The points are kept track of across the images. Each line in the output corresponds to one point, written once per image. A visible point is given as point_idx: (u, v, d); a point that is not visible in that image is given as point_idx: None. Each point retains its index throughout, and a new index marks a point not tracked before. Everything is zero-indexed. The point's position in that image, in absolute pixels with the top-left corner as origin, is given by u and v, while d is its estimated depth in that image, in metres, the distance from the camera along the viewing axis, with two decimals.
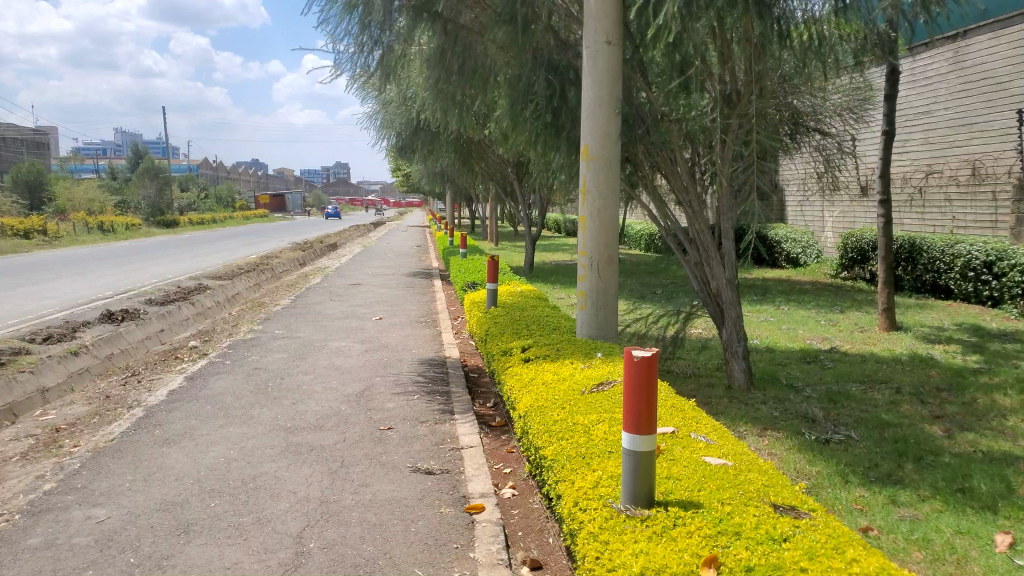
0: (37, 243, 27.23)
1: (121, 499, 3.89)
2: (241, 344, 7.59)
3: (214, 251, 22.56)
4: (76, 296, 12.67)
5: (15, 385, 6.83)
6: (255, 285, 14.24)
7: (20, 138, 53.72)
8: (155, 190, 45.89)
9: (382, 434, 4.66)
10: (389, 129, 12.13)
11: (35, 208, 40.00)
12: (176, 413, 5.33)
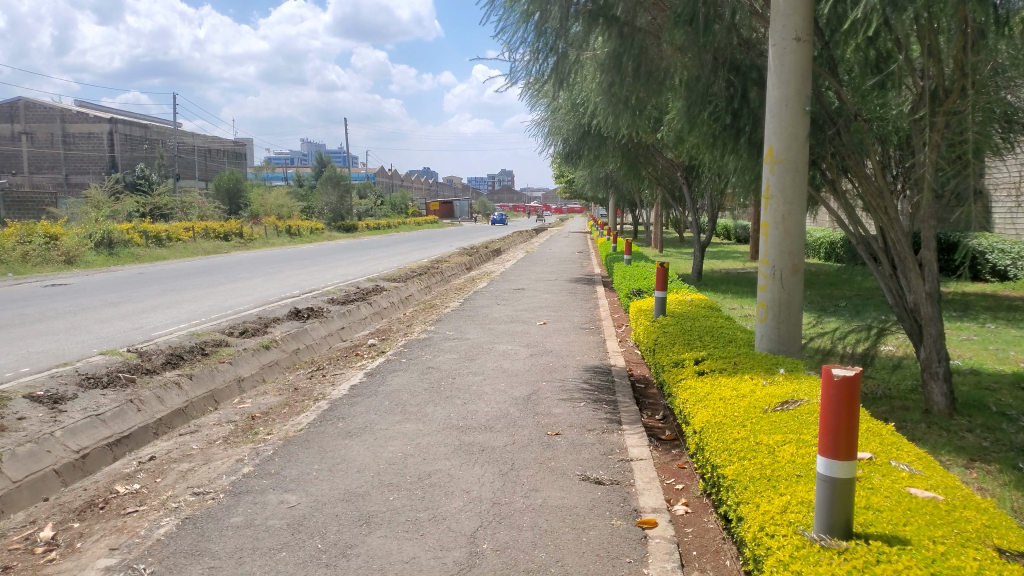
0: (235, 245, 30.00)
1: (310, 487, 4.13)
2: (415, 343, 7.90)
3: (388, 255, 23.81)
4: (269, 294, 13.79)
5: (218, 374, 7.62)
6: (426, 287, 14.85)
7: (223, 150, 59.42)
8: (337, 198, 49.23)
9: (550, 439, 4.65)
10: (557, 135, 12.23)
11: (234, 214, 44.12)
12: (357, 408, 5.62)
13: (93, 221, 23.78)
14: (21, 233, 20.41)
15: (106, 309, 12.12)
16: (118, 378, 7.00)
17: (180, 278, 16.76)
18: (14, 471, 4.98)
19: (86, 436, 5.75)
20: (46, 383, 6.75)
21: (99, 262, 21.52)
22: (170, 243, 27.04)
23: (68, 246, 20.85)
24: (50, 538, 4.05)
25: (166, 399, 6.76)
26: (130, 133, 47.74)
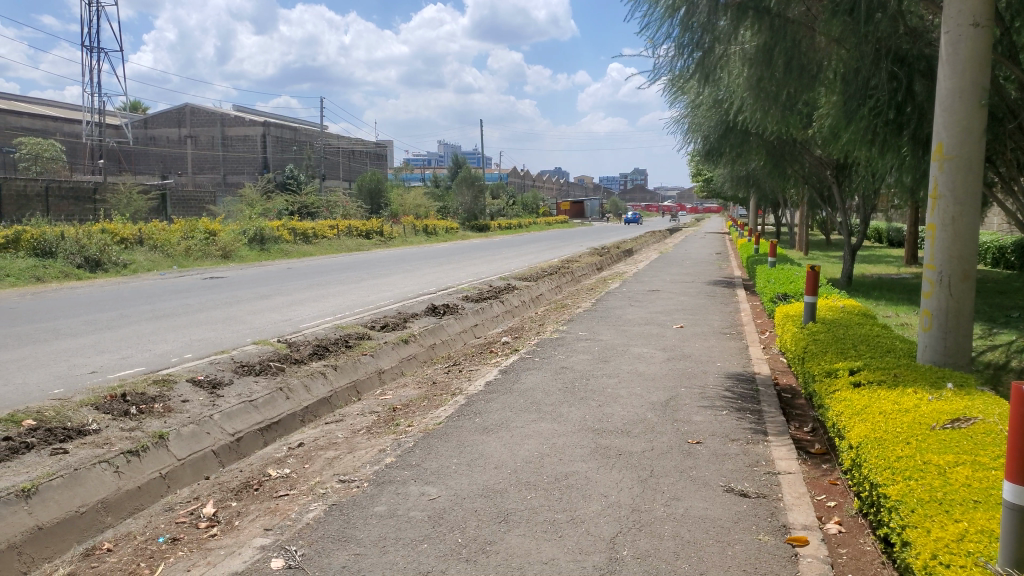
0: (375, 243, 31.30)
1: (450, 480, 4.20)
2: (548, 343, 7.91)
3: (519, 254, 24.07)
4: (407, 290, 14.28)
5: (360, 366, 7.96)
6: (557, 287, 14.90)
7: (366, 151, 62.14)
8: (471, 198, 50.34)
9: (691, 447, 4.51)
10: (697, 133, 11.94)
11: (373, 213, 46.03)
12: (493, 404, 5.67)
13: (248, 219, 25.49)
14: (186, 228, 22.17)
15: (259, 301, 12.94)
16: (269, 366, 7.43)
17: (325, 273, 17.65)
18: (179, 449, 5.45)
19: (241, 421, 6.14)
20: (206, 368, 7.27)
21: (253, 257, 23.04)
22: (316, 240, 28.56)
23: (225, 242, 22.44)
24: (211, 514, 4.38)
25: (313, 388, 7.13)
26: (281, 136, 50.83)
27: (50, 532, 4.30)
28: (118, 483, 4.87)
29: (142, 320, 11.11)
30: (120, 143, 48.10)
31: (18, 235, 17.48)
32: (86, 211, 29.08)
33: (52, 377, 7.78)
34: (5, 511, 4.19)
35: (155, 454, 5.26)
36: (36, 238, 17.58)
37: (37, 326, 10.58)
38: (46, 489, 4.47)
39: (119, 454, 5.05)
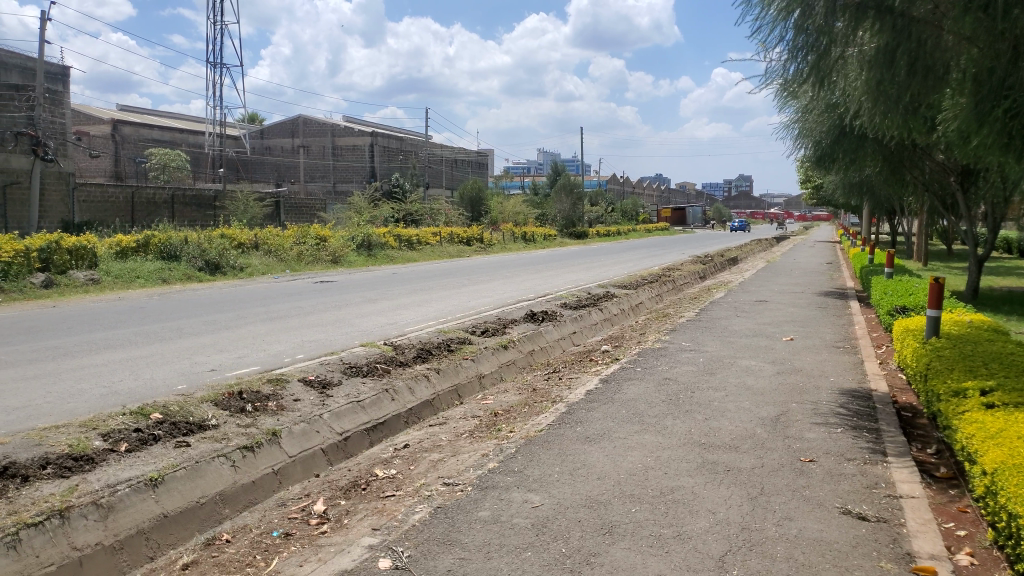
0: (475, 249, 31.77)
1: (552, 489, 4.19)
2: (651, 353, 7.78)
3: (619, 262, 23.88)
4: (507, 296, 14.41)
5: (461, 369, 8.10)
6: (658, 295, 14.68)
7: (468, 160, 63.22)
8: (570, 205, 50.34)
9: (804, 466, 4.33)
10: (808, 138, 11.55)
11: (474, 220, 46.76)
12: (595, 413, 5.63)
13: (356, 226, 26.42)
14: (298, 234, 23.20)
15: (366, 305, 13.36)
16: (375, 368, 7.65)
17: (428, 279, 18.05)
18: (291, 446, 5.68)
19: (348, 420, 6.35)
20: (317, 368, 7.55)
21: (360, 262, 23.83)
22: (419, 246, 29.26)
23: (335, 248, 23.32)
24: (321, 511, 4.53)
25: (416, 390, 7.29)
26: (387, 145, 52.40)
27: (174, 520, 4.59)
28: (234, 477, 5.12)
29: (258, 321, 11.66)
30: (239, 153, 50.83)
31: (148, 239, 18.73)
32: (208, 217, 30.91)
33: (176, 373, 8.27)
34: (134, 498, 4.50)
35: (269, 451, 5.50)
36: (163, 242, 18.81)
37: (164, 325, 11.29)
38: (171, 479, 4.77)
39: (236, 449, 5.30)
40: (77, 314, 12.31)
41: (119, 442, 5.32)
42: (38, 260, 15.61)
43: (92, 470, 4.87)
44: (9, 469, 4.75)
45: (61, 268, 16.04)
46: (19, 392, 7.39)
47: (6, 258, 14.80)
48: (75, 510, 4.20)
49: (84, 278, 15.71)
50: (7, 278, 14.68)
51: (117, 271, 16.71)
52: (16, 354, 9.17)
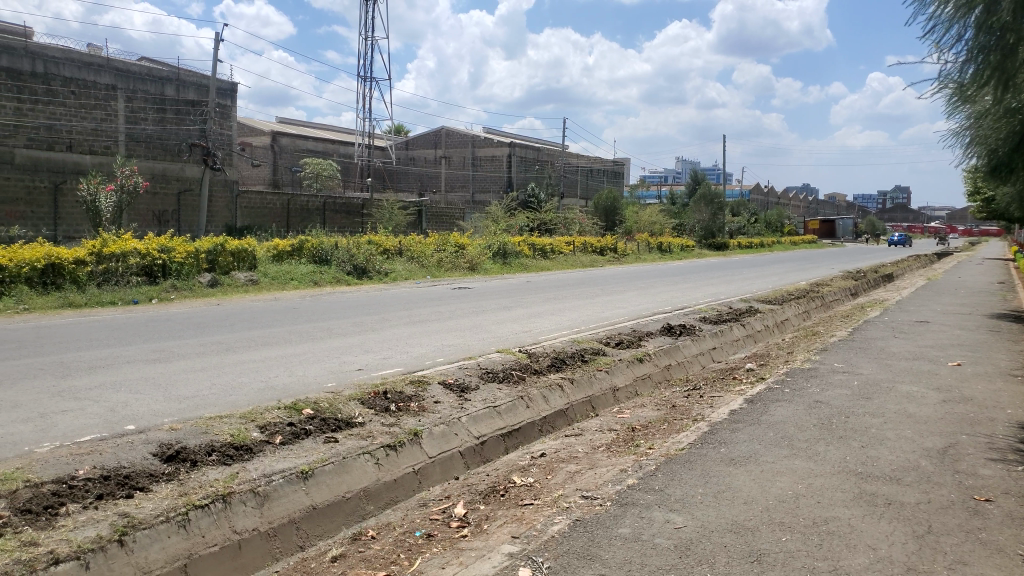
0: (610, 259, 31.62)
1: (696, 510, 4.07)
2: (799, 373, 7.40)
3: (761, 276, 22.96)
4: (643, 308, 14.22)
5: (596, 381, 8.04)
6: (805, 312, 14.00)
7: (604, 169, 63.02)
8: (709, 216, 48.86)
9: (979, 505, 3.97)
10: (981, 146, 10.65)
11: (608, 229, 46.50)
12: (739, 434, 5.41)
13: (493, 234, 26.98)
14: (439, 242, 23.98)
15: (502, 312, 13.57)
16: (511, 374, 7.74)
17: (563, 288, 18.12)
18: (431, 447, 5.84)
19: (485, 425, 6.44)
20: (455, 372, 7.72)
21: (495, 270, 24.29)
22: (553, 255, 29.46)
23: (472, 255, 23.90)
24: (462, 515, 4.62)
25: (551, 399, 7.31)
26: (525, 155, 53.04)
27: (322, 512, 4.83)
28: (378, 474, 5.33)
29: (402, 324, 12.11)
30: (384, 162, 53.24)
31: (302, 243, 19.95)
32: (356, 224, 32.50)
33: (326, 371, 8.72)
34: (287, 488, 4.78)
35: (410, 450, 5.67)
36: (315, 247, 19.97)
37: (315, 325, 11.96)
38: (319, 473, 5.01)
39: (380, 447, 5.51)
40: (239, 312, 13.27)
41: (275, 434, 5.67)
42: (206, 261, 16.98)
43: (251, 459, 5.20)
44: (180, 453, 5.17)
45: (225, 269, 17.36)
46: (189, 382, 8.04)
47: (179, 259, 16.19)
48: (235, 496, 4.51)
49: (245, 279, 16.92)
50: (180, 277, 16.04)
51: (274, 274, 17.90)
52: (187, 347, 9.99)
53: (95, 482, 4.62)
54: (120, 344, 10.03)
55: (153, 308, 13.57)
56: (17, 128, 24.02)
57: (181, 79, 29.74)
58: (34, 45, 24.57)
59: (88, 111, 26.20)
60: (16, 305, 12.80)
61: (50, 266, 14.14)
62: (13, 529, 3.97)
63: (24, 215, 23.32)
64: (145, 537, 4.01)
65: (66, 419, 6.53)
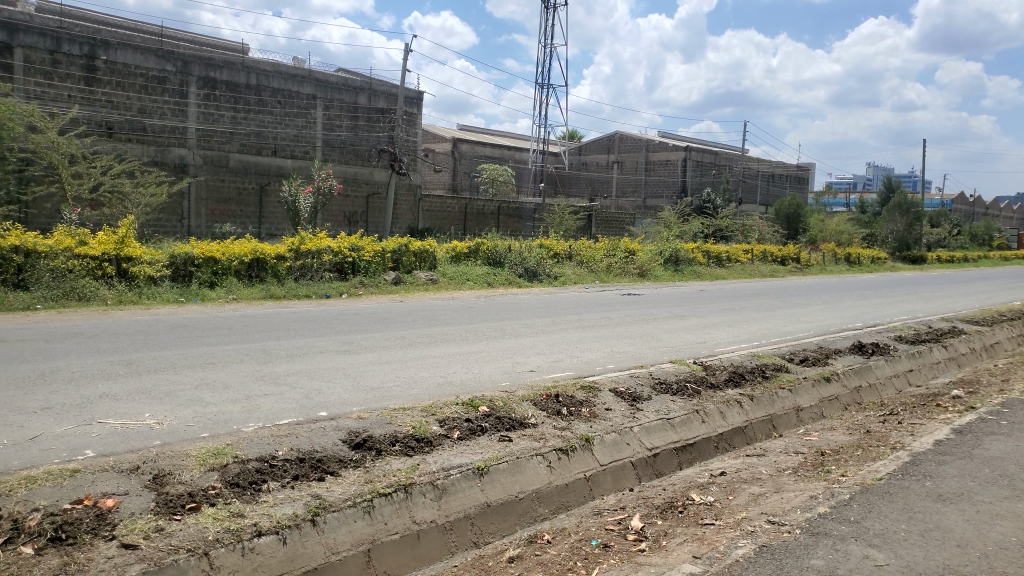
0: (790, 269, 30.04)
1: (899, 548, 3.72)
2: (1019, 404, 6.59)
3: (966, 293, 20.81)
4: (830, 323, 13.30)
5: (777, 400, 7.59)
6: (1020, 336, 12.51)
7: (787, 174, 60.06)
8: (904, 226, 44.96)
9: None
10: None
11: (789, 238, 44.21)
12: (947, 468, 4.89)
13: (665, 240, 26.51)
14: (609, 246, 23.84)
15: (674, 321, 13.23)
16: (686, 387, 7.47)
17: (740, 298, 17.40)
18: (602, 455, 5.76)
19: (658, 437, 6.26)
20: (627, 381, 7.57)
21: (667, 277, 23.79)
22: (729, 263, 28.42)
23: (642, 261, 23.56)
24: (638, 528, 4.49)
25: (728, 415, 6.99)
26: (701, 159, 51.50)
27: (496, 510, 4.89)
28: (550, 477, 5.32)
29: (573, 328, 12.10)
30: (558, 167, 53.86)
31: (478, 246, 20.55)
32: (529, 228, 33.04)
33: (499, 371, 8.88)
34: (464, 484, 4.88)
35: (582, 456, 5.63)
36: (490, 249, 20.50)
37: (488, 325, 12.28)
38: (494, 470, 5.08)
39: (552, 451, 5.50)
40: (419, 309, 13.88)
41: (452, 430, 5.82)
42: (391, 260, 17.93)
43: (430, 451, 5.37)
44: (367, 441, 5.44)
45: (408, 268, 18.24)
46: (375, 374, 8.49)
47: (367, 257, 17.19)
48: (415, 487, 4.67)
49: (426, 278, 17.68)
50: (367, 274, 17.06)
51: (452, 274, 18.59)
52: (372, 341, 10.56)
53: (291, 463, 4.95)
54: (314, 335, 10.80)
55: (343, 302, 14.53)
56: (231, 136, 26.55)
57: (372, 87, 31.00)
58: (249, 60, 26.97)
59: (291, 119, 28.50)
60: (226, 295, 14.11)
61: (256, 261, 15.49)
62: (224, 500, 4.33)
63: (236, 213, 26.08)
64: (335, 519, 4.23)
65: (268, 401, 7.10)
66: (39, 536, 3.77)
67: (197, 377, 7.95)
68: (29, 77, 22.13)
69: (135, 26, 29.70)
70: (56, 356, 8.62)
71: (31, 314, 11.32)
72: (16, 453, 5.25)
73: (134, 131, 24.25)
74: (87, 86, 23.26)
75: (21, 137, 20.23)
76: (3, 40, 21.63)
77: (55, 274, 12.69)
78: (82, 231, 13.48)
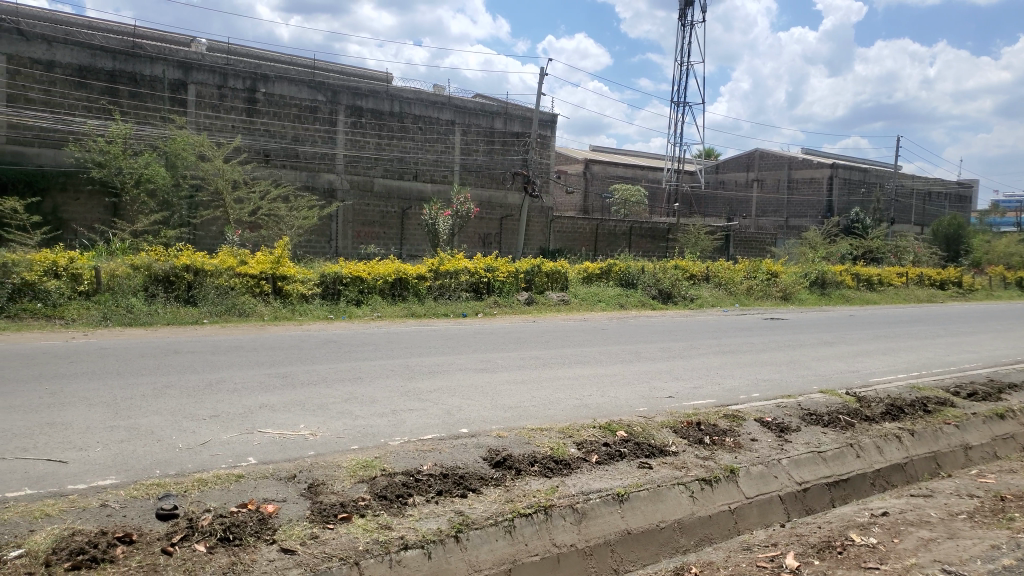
0: (951, 294, 27.87)
1: None
2: None
3: None
4: (1001, 354, 12.15)
5: (942, 436, 7.01)
6: None
7: (945, 192, 55.90)
8: None
9: None
10: None
11: (949, 260, 41.09)
12: None
13: (811, 262, 25.35)
14: (750, 268, 23.03)
15: (822, 348, 12.53)
16: (837, 419, 7.04)
17: (894, 324, 16.31)
18: (748, 487, 5.51)
19: (808, 471, 5.93)
20: (773, 410, 7.23)
21: (812, 301, 22.67)
22: (881, 286, 26.75)
23: (786, 284, 22.59)
24: (794, 567, 4.29)
25: (886, 451, 6.52)
26: (849, 176, 48.76)
27: (636, 538, 4.78)
28: (692, 508, 5.15)
29: (712, 353, 11.74)
30: (693, 186, 52.79)
31: (611, 267, 20.41)
32: (663, 249, 32.53)
33: (637, 395, 8.73)
34: (604, 509, 4.81)
35: (726, 487, 5.41)
36: (623, 270, 20.31)
37: (623, 347, 12.13)
38: (634, 497, 4.98)
39: (695, 480, 5.32)
40: (553, 329, 13.93)
41: (591, 453, 5.76)
42: (524, 280, 18.14)
43: (570, 474, 5.34)
44: (506, 460, 5.48)
45: (541, 288, 18.40)
46: (513, 393, 8.57)
47: (501, 277, 17.46)
48: (555, 510, 4.64)
49: (557, 299, 17.76)
50: (501, 294, 17.34)
51: (584, 295, 18.57)
52: (509, 360, 10.67)
53: (436, 478, 5.06)
54: (453, 353, 11.06)
55: (479, 321, 14.85)
56: (376, 162, 27.84)
57: (509, 112, 31.51)
58: (393, 88, 28.17)
59: (431, 145, 29.48)
60: (371, 312, 14.77)
61: (399, 281, 16.09)
62: (373, 512, 4.48)
63: (378, 235, 27.78)
64: (477, 536, 4.29)
65: (413, 416, 7.32)
66: (210, 536, 4.04)
67: (347, 391, 8.30)
68: (200, 110, 24.20)
69: (292, 61, 31.85)
70: (221, 367, 9.30)
71: (198, 327, 12.31)
72: (190, 457, 5.66)
73: (289, 158, 25.87)
74: (249, 117, 25.12)
75: (193, 166, 22.02)
76: (178, 78, 23.74)
77: (220, 291, 13.74)
78: (243, 252, 14.55)
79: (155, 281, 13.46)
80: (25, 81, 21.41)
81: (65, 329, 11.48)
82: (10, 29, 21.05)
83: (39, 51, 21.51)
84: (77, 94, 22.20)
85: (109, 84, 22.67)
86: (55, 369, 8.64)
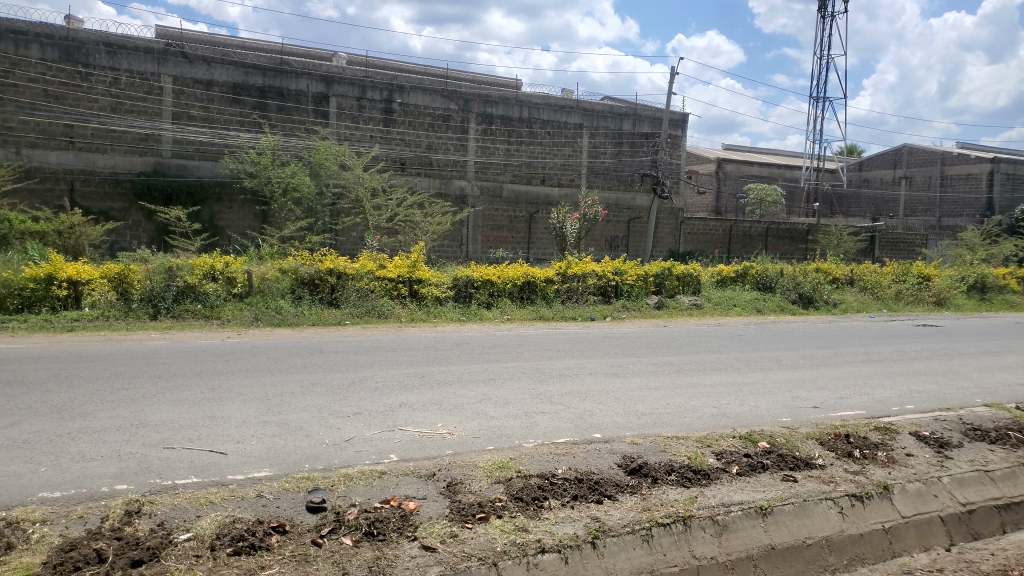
0: None
1: None
2: None
3: None
4: None
5: None
6: None
7: None
8: None
9: None
10: None
11: None
12: None
13: (969, 264, 23.47)
14: (899, 271, 21.59)
15: (985, 357, 11.53)
16: (1007, 436, 6.43)
17: None
18: (904, 506, 5.12)
19: (974, 491, 5.45)
20: (931, 424, 6.69)
21: (970, 306, 20.95)
22: None
23: (940, 288, 20.95)
24: None
25: None
26: (1013, 171, 44.73)
27: (780, 553, 4.55)
28: (842, 525, 4.84)
29: (859, 361, 11.05)
30: (834, 185, 50.13)
31: (746, 270, 19.75)
32: (801, 251, 31.08)
33: (779, 404, 8.33)
34: (746, 522, 4.61)
35: (880, 505, 5.05)
36: (759, 273, 19.63)
37: (762, 354, 11.64)
38: (780, 512, 4.74)
39: (845, 495, 5.00)
40: (685, 335, 13.60)
41: (730, 463, 5.54)
42: (654, 283, 17.81)
43: (708, 484, 5.16)
44: (642, 467, 5.37)
45: (671, 292, 18.03)
46: (647, 399, 8.41)
47: (630, 281, 17.26)
48: (695, 520, 4.49)
49: (689, 303, 17.33)
50: (630, 297, 17.12)
51: (717, 299, 18.04)
52: (640, 365, 10.48)
53: (571, 483, 5.03)
54: (584, 357, 11.00)
55: (609, 325, 14.73)
56: (506, 167, 28.29)
57: (638, 113, 31.07)
58: (523, 94, 28.50)
59: (560, 148, 29.57)
60: (502, 315, 14.98)
61: (528, 284, 16.22)
62: (510, 513, 4.50)
63: (507, 239, 28.11)
64: (614, 543, 4.21)
65: (546, 420, 7.32)
66: (356, 530, 4.19)
67: (480, 393, 8.43)
68: (341, 121, 25.39)
69: (426, 71, 32.88)
70: (362, 366, 9.70)
71: (341, 327, 12.91)
72: (336, 453, 5.91)
73: (423, 165, 26.92)
74: (386, 126, 26.15)
75: (336, 175, 23.23)
76: (321, 91, 25.00)
77: (360, 293, 14.37)
78: (382, 256, 15.12)
79: (301, 284, 14.26)
80: (187, 100, 23.24)
81: (221, 328, 12.32)
82: (176, 53, 22.97)
83: (199, 71, 23.28)
84: (232, 109, 23.85)
85: (260, 99, 24.19)
86: (214, 365, 9.31)
